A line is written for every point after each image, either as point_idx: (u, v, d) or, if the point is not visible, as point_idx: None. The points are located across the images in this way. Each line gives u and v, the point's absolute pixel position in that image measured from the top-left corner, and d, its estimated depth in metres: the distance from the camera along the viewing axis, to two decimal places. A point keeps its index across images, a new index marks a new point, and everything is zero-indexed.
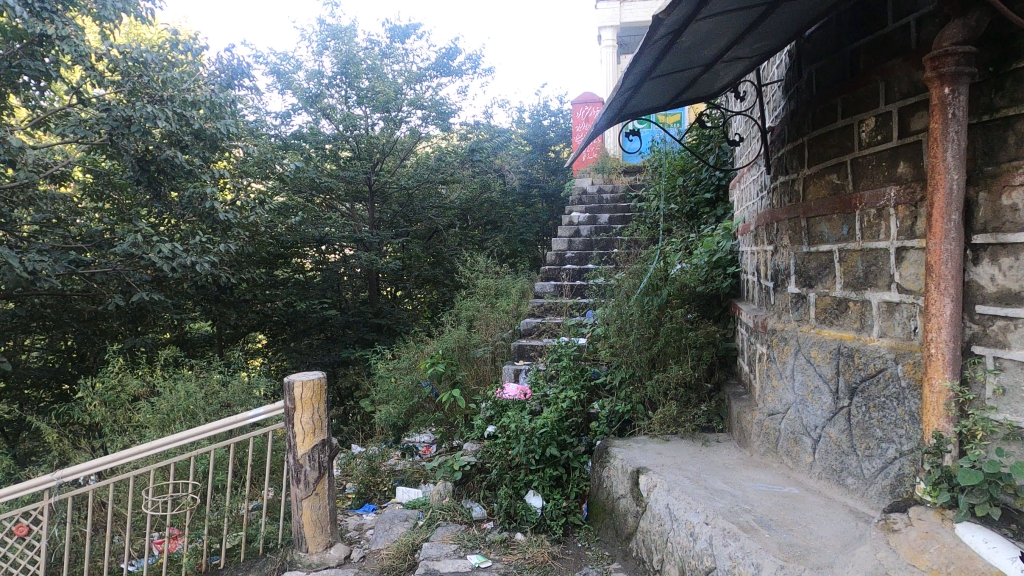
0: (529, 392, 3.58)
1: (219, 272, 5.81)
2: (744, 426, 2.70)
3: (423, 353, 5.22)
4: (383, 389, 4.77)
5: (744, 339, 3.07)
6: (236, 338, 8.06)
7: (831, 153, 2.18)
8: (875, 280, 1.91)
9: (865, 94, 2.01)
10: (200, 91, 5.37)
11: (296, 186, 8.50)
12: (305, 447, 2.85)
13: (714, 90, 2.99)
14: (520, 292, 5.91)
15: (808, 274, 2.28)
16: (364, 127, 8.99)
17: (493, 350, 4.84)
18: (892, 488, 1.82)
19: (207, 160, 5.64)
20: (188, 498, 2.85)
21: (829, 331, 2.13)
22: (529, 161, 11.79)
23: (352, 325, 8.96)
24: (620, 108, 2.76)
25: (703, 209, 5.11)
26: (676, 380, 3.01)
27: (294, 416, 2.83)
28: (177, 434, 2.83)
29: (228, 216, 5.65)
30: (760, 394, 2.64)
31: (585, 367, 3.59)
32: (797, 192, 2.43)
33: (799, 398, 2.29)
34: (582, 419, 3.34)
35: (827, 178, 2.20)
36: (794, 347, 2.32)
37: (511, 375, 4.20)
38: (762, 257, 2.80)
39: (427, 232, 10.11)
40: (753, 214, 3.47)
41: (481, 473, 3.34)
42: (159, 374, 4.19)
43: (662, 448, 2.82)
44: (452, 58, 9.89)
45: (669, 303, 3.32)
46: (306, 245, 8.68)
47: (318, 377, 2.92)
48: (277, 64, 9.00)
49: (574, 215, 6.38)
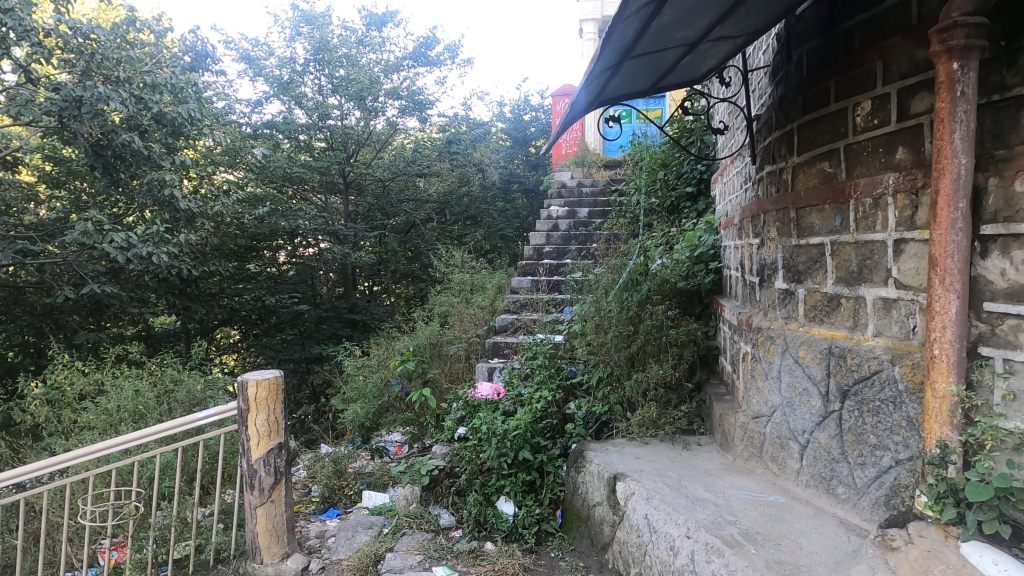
0: (502, 391, 3.42)
1: (181, 264, 5.55)
2: (727, 429, 2.56)
3: (394, 350, 5.02)
4: (352, 388, 4.56)
5: (727, 338, 2.94)
6: (203, 333, 7.78)
7: (822, 139, 2.04)
8: (870, 275, 1.78)
9: (859, 76, 1.87)
10: (159, 72, 5.13)
11: (267, 176, 8.28)
12: (259, 451, 2.65)
13: (697, 76, 2.86)
14: (496, 287, 5.75)
15: (796, 268, 2.13)
16: (338, 117, 8.74)
17: (467, 346, 4.65)
18: (887, 499, 1.70)
19: (169, 145, 5.40)
20: (130, 507, 2.62)
21: (820, 329, 1.99)
22: (510, 156, 11.60)
23: (325, 320, 8.70)
24: (598, 91, 2.61)
25: (684, 203, 4.97)
26: (656, 380, 2.85)
27: (248, 418, 2.63)
28: (121, 437, 2.60)
29: (189, 205, 5.38)
30: (743, 395, 2.50)
31: (562, 366, 3.43)
32: (785, 182, 2.28)
33: (785, 400, 2.15)
34: (558, 420, 3.19)
35: (818, 166, 2.06)
36: (781, 346, 2.18)
37: (485, 373, 4.03)
38: (747, 251, 2.66)
39: (404, 226, 9.88)
40: (737, 206, 3.34)
41: (450, 478, 3.16)
42: (109, 372, 3.97)
43: (641, 452, 2.67)
44: (430, 48, 9.64)
45: (649, 299, 3.16)
46: (277, 237, 8.42)
47: (274, 375, 2.73)
48: (249, 49, 8.68)
49: (553, 209, 6.23)
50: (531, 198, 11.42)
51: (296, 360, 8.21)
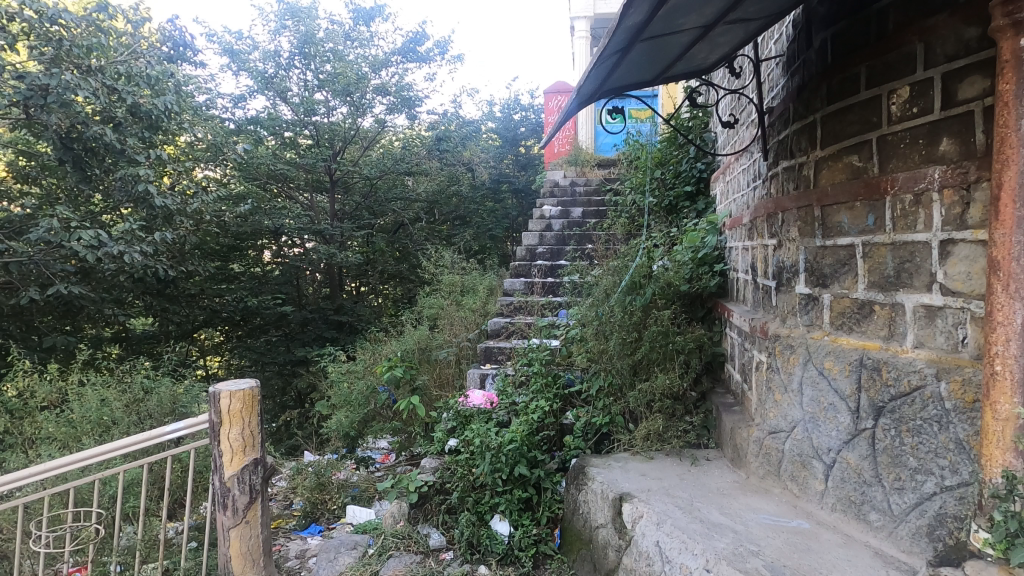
0: (496, 400, 3.24)
1: (155, 264, 5.28)
2: (739, 443, 2.38)
3: (381, 355, 4.80)
4: (336, 395, 4.34)
5: (735, 345, 2.77)
6: (185, 337, 7.47)
7: (850, 130, 1.87)
8: (910, 279, 1.60)
9: (895, 60, 1.70)
10: (134, 62, 4.92)
11: (249, 173, 8.02)
12: (232, 468, 2.44)
13: (706, 64, 2.69)
14: (488, 289, 5.55)
15: (821, 272, 1.95)
16: (324, 113, 8.53)
17: (458, 351, 4.43)
18: (930, 530, 1.53)
19: (145, 139, 5.17)
20: (91, 530, 2.39)
21: (849, 339, 1.81)
22: (500, 156, 11.37)
23: (311, 322, 8.46)
24: (603, 79, 2.43)
25: (683, 203, 4.79)
26: (662, 390, 2.64)
27: (220, 432, 2.42)
28: (81, 454, 2.37)
29: (165, 202, 5.10)
30: (757, 407, 2.32)
31: (558, 373, 3.25)
32: (806, 178, 2.11)
33: (807, 415, 1.97)
34: (555, 432, 3.00)
35: (845, 160, 1.88)
36: (802, 356, 2.00)
37: (477, 379, 3.83)
38: (760, 252, 2.49)
39: (393, 226, 9.65)
40: (743, 206, 3.17)
41: (441, 494, 2.95)
42: (76, 379, 3.73)
43: (646, 468, 2.48)
44: (419, 43, 9.40)
45: (653, 303, 2.98)
46: (261, 236, 8.16)
47: (250, 386, 2.51)
48: (232, 42, 8.38)
49: (546, 209, 6.05)
50: (521, 198, 11.22)
51: (280, 363, 7.96)
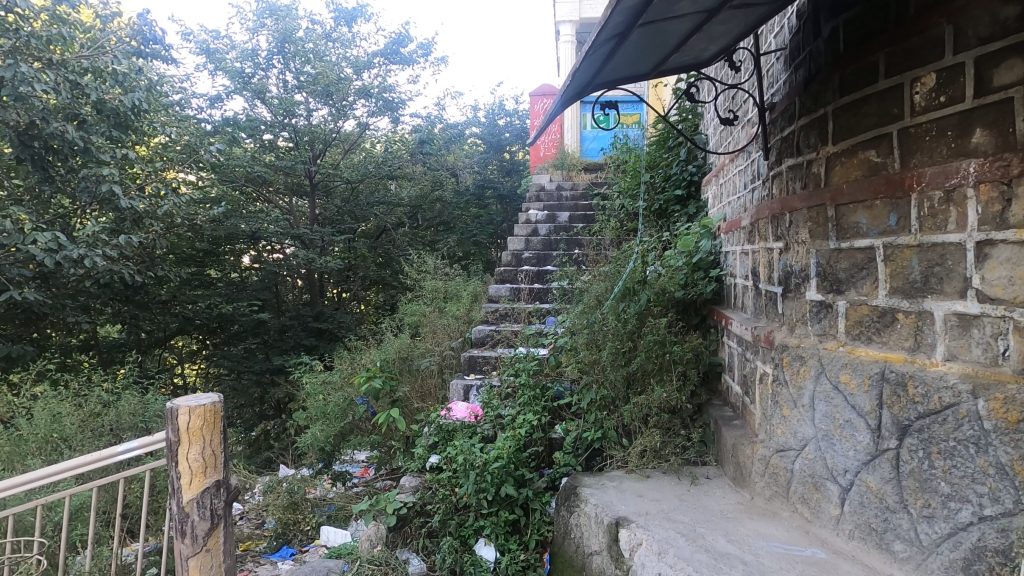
0: (480, 413, 3.05)
1: (120, 269, 5.01)
2: (742, 461, 2.22)
3: (359, 366, 4.58)
4: (311, 408, 4.11)
5: (735, 354, 2.62)
6: (157, 345, 7.36)
7: (867, 123, 1.72)
8: (939, 285, 1.45)
9: (918, 45, 1.55)
10: (101, 57, 4.73)
11: (224, 175, 7.77)
12: (191, 491, 2.22)
13: (703, 55, 2.55)
14: (471, 295, 5.37)
15: (835, 277, 1.79)
16: (304, 115, 8.31)
17: (440, 361, 4.23)
18: (966, 565, 1.37)
19: (113, 139, 4.96)
20: (29, 562, 2.16)
21: (868, 351, 1.65)
22: (484, 161, 11.19)
23: (289, 329, 8.20)
24: (596, 68, 2.28)
25: (673, 207, 4.66)
26: (659, 404, 2.48)
27: (178, 451, 2.20)
28: (19, 478, 2.12)
29: (132, 204, 4.86)
30: (762, 423, 2.17)
31: (547, 385, 3.07)
32: (815, 175, 1.96)
33: (821, 433, 1.81)
34: (543, 448, 2.84)
35: (861, 155, 1.73)
36: (814, 369, 1.84)
37: (460, 391, 3.63)
38: (763, 256, 2.34)
39: (375, 231, 9.44)
40: (741, 208, 3.03)
41: (421, 516, 2.75)
42: (26, 393, 3.47)
43: (642, 488, 2.31)
44: (403, 45, 9.20)
45: (648, 310, 2.82)
46: (238, 241, 7.90)
47: (211, 401, 2.30)
48: (209, 42, 8.13)
49: (532, 213, 5.88)
50: (506, 204, 11.04)
51: (257, 371, 7.68)
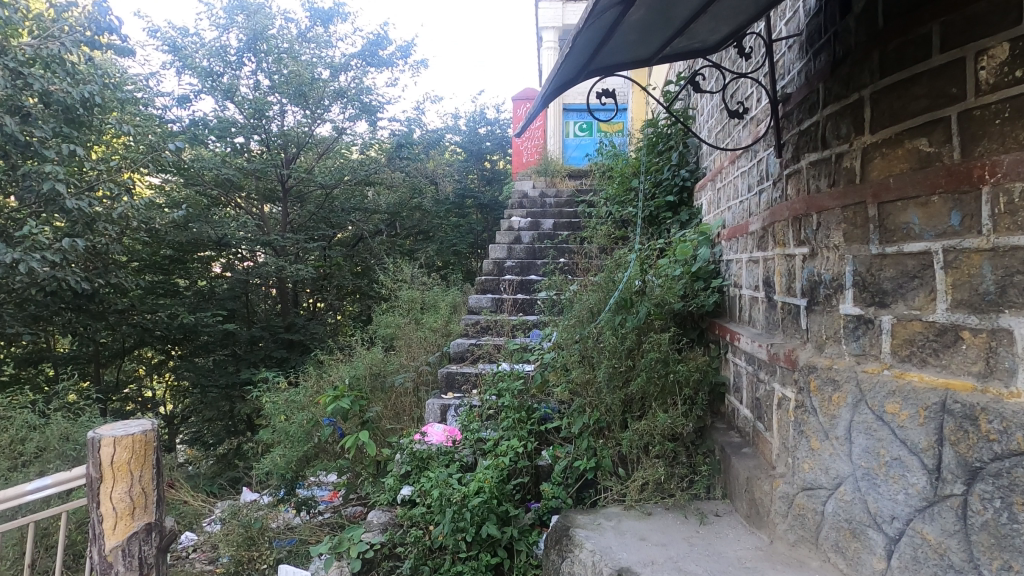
0: (458, 437, 2.78)
1: (66, 276, 4.63)
2: (758, 499, 1.94)
3: (327, 383, 4.24)
4: (273, 429, 3.76)
5: (743, 373, 2.36)
6: (117, 357, 7.30)
7: (916, 107, 1.45)
8: (1021, 298, 1.19)
9: (983, 10, 1.28)
10: (48, 45, 4.44)
11: (190, 177, 7.39)
12: (115, 538, 1.88)
13: (710, 37, 2.31)
14: (450, 306, 5.07)
15: (878, 287, 1.52)
16: (275, 117, 7.92)
17: (416, 377, 3.92)
18: None
19: (60, 133, 4.62)
20: None
21: (923, 376, 1.38)
22: (464, 169, 10.89)
23: (259, 342, 7.77)
24: (596, 41, 2.03)
25: (665, 213, 4.40)
26: (662, 432, 2.21)
27: (99, 491, 1.86)
28: None
29: (79, 204, 4.49)
30: (783, 455, 1.89)
31: (534, 406, 2.79)
32: (848, 170, 1.69)
33: (860, 471, 1.54)
34: (529, 478, 2.55)
35: (908, 144, 1.47)
36: (851, 396, 1.57)
37: (437, 411, 3.32)
38: (780, 264, 2.08)
39: (352, 240, 9.14)
40: (745, 212, 2.78)
41: (391, 559, 2.43)
42: None
43: (644, 528, 2.03)
44: (381, 46, 8.89)
45: (647, 324, 2.55)
46: (205, 248, 7.50)
47: (143, 430, 1.96)
48: (176, 38, 7.67)
49: (514, 220, 5.61)
50: (487, 213, 10.71)
51: (224, 385, 7.26)
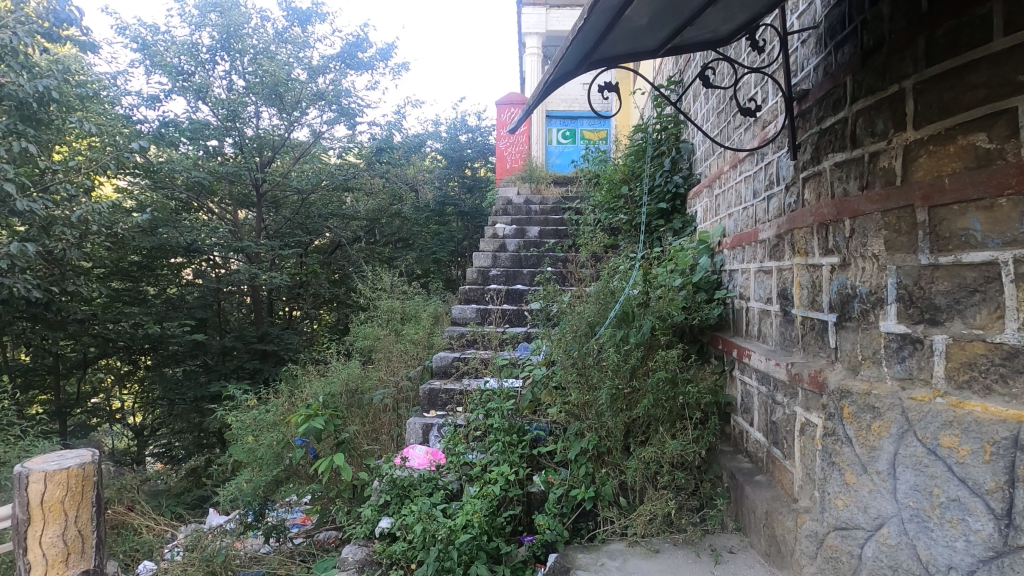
0: (440, 459, 2.59)
1: (15, 282, 4.30)
2: (780, 536, 1.75)
3: (299, 400, 3.97)
4: (239, 450, 3.49)
5: (754, 393, 2.18)
6: (78, 368, 6.93)
7: (973, 98, 1.27)
8: None
9: None
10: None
11: (158, 180, 7.01)
12: None
13: (722, 28, 2.13)
14: (432, 317, 4.84)
15: (930, 302, 1.34)
16: (249, 120, 7.62)
17: (396, 394, 3.68)
18: None
19: (11, 129, 4.30)
20: None
21: (988, 406, 1.19)
22: (445, 176, 10.66)
23: (231, 353, 7.41)
24: (601, 31, 1.85)
25: (657, 221, 4.23)
26: (670, 460, 2.05)
27: (28, 535, 1.69)
28: None
29: (30, 206, 4.17)
30: (809, 488, 1.70)
31: (524, 427, 2.58)
32: (886, 171, 1.51)
33: (907, 511, 1.35)
34: (522, 508, 2.34)
35: (963, 139, 1.28)
36: (895, 425, 1.38)
37: (419, 431, 3.08)
38: (803, 275, 1.90)
39: (329, 247, 8.90)
40: (750, 218, 2.61)
41: None
42: None
43: (653, 570, 1.85)
44: (361, 48, 8.64)
45: (651, 341, 2.36)
46: (174, 254, 7.15)
47: (79, 463, 1.81)
48: (147, 36, 7.32)
49: (499, 227, 5.41)
50: (468, 221, 10.33)
51: (192, 397, 6.90)
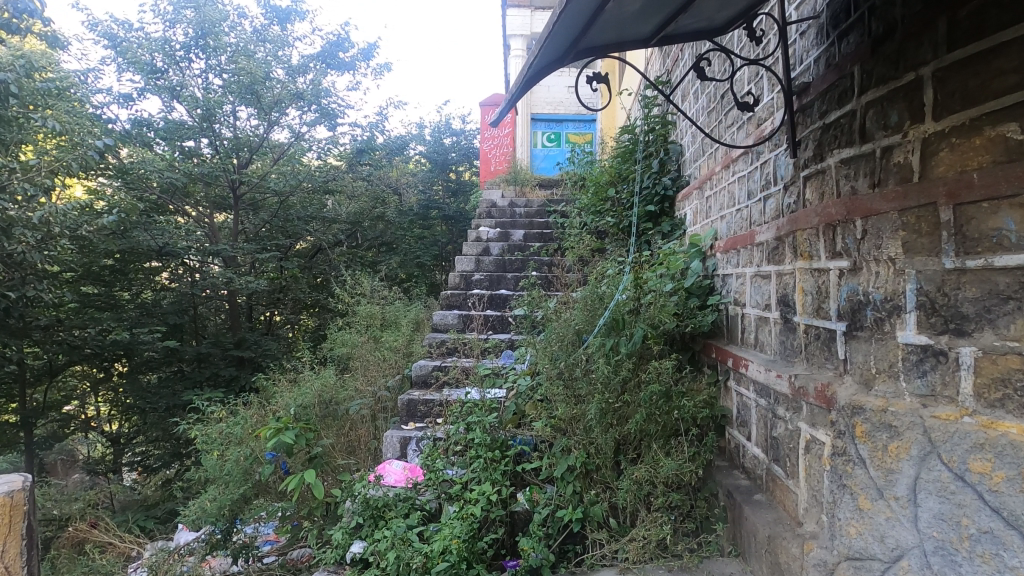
0: (417, 475, 2.45)
1: None
2: (783, 562, 1.62)
3: (271, 411, 3.78)
4: (206, 465, 3.30)
5: (752, 406, 2.05)
6: (46, 376, 6.61)
7: (1002, 85, 1.14)
8: None
9: None
10: None
11: (130, 181, 6.69)
12: None
13: (718, 15, 2.00)
14: (412, 323, 4.68)
15: (956, 310, 1.21)
16: (225, 120, 7.42)
17: (373, 404, 3.52)
18: None
19: None
20: None
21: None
22: (430, 180, 10.50)
23: (207, 359, 7.17)
24: (589, 17, 1.70)
25: (645, 224, 4.11)
26: (663, 479, 1.91)
27: None
28: None
29: None
30: (815, 511, 1.57)
31: (507, 440, 2.44)
32: (904, 165, 1.37)
33: (930, 543, 1.22)
34: (505, 529, 2.19)
35: (991, 130, 1.15)
36: (916, 447, 1.25)
37: (396, 444, 2.93)
38: (807, 279, 1.77)
39: (310, 250, 8.70)
40: (744, 219, 2.48)
41: None
42: None
43: None
44: (342, 48, 8.46)
45: (641, 352, 2.23)
46: (148, 257, 6.81)
47: (10, 491, 1.69)
48: (119, 33, 7.08)
49: (482, 230, 5.26)
50: (452, 225, 10.27)
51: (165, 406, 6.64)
